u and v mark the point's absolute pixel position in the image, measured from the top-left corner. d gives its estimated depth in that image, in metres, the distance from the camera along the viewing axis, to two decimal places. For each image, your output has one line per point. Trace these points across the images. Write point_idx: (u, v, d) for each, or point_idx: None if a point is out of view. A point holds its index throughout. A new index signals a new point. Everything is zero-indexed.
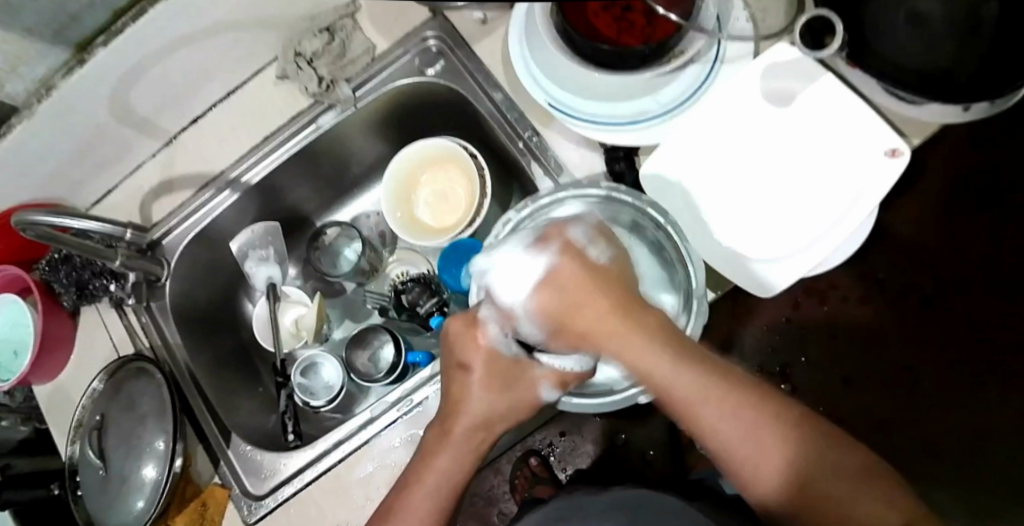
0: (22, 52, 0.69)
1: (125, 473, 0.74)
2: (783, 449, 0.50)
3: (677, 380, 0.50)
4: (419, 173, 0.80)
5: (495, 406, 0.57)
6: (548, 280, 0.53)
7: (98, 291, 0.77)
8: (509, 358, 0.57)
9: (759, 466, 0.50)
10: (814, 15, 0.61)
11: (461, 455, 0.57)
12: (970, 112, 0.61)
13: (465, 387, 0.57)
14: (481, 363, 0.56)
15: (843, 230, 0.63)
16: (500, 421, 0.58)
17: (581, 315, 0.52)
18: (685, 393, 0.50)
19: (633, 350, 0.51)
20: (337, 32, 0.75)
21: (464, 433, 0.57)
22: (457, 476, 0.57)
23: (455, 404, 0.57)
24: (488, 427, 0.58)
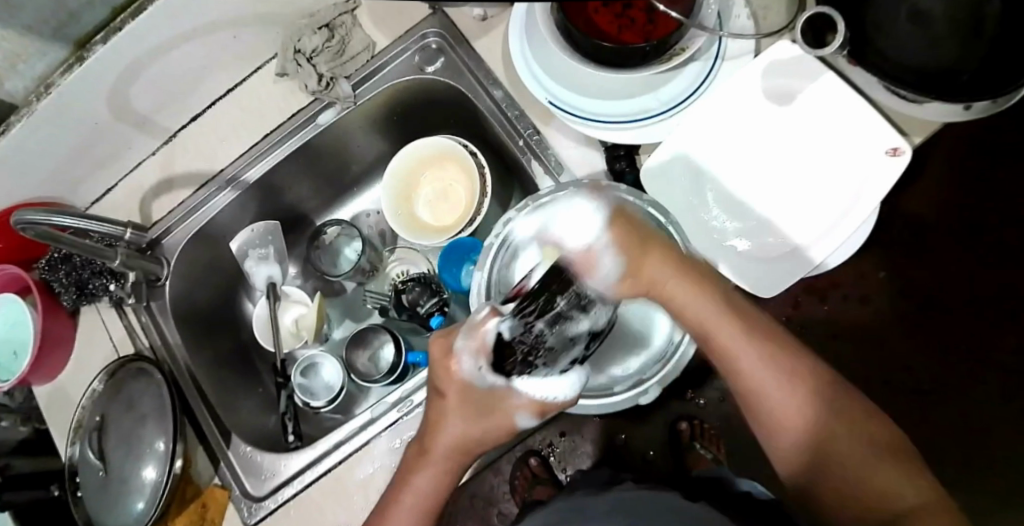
0: (20, 49, 0.68)
1: (125, 475, 0.74)
2: (812, 413, 0.52)
3: (718, 333, 0.53)
4: (419, 171, 0.79)
5: (471, 431, 0.57)
6: (603, 244, 0.54)
7: (98, 290, 0.77)
8: (482, 389, 0.56)
9: (790, 424, 0.53)
10: (815, 12, 0.60)
11: (439, 480, 0.59)
12: (971, 111, 0.61)
13: (444, 413, 0.58)
14: (456, 391, 0.56)
15: (841, 232, 0.63)
16: (476, 446, 0.58)
17: (651, 255, 0.54)
18: (730, 349, 0.53)
19: (693, 308, 0.54)
20: (337, 28, 0.74)
21: (441, 458, 0.58)
22: (433, 499, 0.59)
23: (435, 423, 0.58)
24: (465, 454, 0.58)
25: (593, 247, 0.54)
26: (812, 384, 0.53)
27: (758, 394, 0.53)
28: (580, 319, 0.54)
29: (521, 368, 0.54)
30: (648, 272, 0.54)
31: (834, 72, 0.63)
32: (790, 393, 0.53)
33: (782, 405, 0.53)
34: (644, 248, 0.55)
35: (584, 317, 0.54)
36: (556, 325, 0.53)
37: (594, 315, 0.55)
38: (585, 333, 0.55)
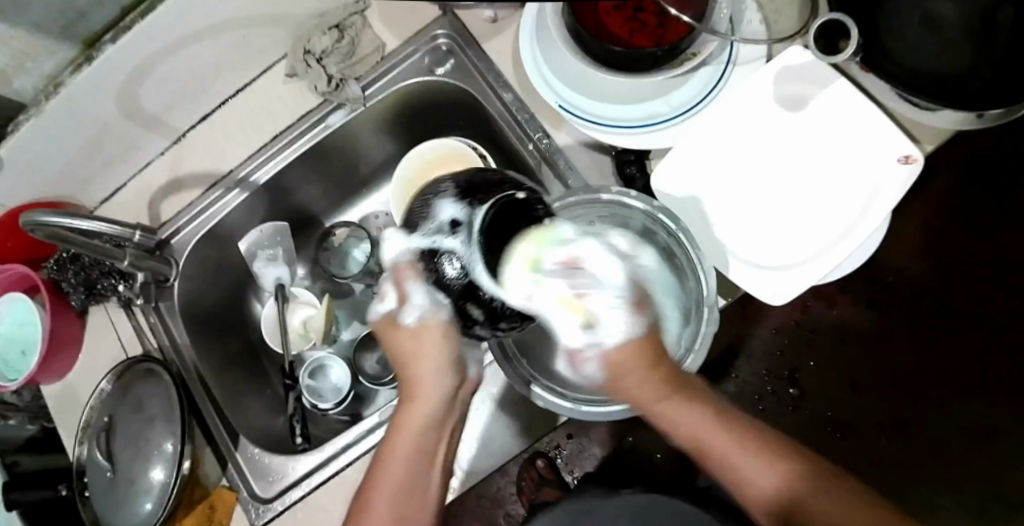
0: (29, 49, 0.68)
1: (133, 477, 0.74)
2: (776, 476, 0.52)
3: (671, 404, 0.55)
4: (427, 174, 0.78)
5: (413, 359, 0.57)
6: (595, 348, 0.53)
7: (107, 290, 0.77)
8: (407, 331, 0.56)
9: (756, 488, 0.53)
10: (828, 18, 0.60)
11: (417, 421, 0.58)
12: (983, 118, 0.61)
13: (404, 364, 0.58)
14: (401, 340, 0.58)
15: (853, 240, 0.63)
16: (439, 384, 0.58)
17: (631, 376, 0.53)
18: (691, 419, 0.54)
19: (662, 401, 0.55)
20: (347, 29, 0.74)
21: (411, 401, 0.58)
22: (414, 441, 0.57)
23: (401, 369, 0.59)
24: (432, 394, 0.58)
25: (581, 351, 0.53)
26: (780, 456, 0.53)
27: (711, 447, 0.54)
28: (439, 204, 0.52)
29: (441, 289, 0.52)
30: (629, 386, 0.54)
31: (846, 78, 0.63)
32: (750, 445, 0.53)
33: (742, 458, 0.53)
34: (638, 371, 0.53)
35: (443, 200, 0.52)
36: (422, 219, 0.53)
37: (458, 202, 0.51)
38: (452, 219, 0.50)
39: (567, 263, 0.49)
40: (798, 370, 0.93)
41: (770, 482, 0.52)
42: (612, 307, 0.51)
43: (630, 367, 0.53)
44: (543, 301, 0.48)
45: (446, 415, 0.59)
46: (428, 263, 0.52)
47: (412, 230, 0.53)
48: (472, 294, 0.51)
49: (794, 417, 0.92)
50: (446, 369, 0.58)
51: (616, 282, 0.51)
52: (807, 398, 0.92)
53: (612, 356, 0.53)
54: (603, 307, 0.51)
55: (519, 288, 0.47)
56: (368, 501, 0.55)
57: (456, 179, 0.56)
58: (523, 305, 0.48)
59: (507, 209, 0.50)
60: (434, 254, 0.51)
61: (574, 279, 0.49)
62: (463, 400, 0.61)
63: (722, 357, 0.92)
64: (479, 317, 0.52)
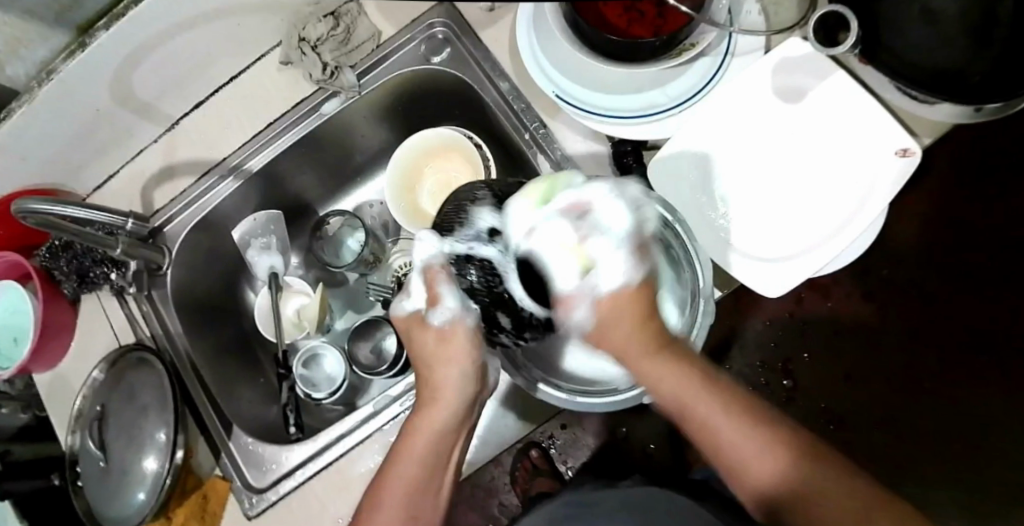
0: (20, 34, 0.67)
1: (126, 467, 0.74)
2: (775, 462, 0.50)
3: (665, 379, 0.53)
4: (423, 163, 0.79)
5: (436, 362, 0.58)
6: (589, 291, 0.54)
7: (98, 278, 0.76)
8: (435, 330, 0.57)
9: (755, 475, 0.50)
10: (827, 11, 0.60)
11: (435, 424, 0.57)
12: (981, 112, 0.61)
13: (426, 365, 0.59)
14: (429, 340, 0.58)
15: (849, 233, 0.63)
16: (461, 389, 0.58)
17: (620, 328, 0.53)
18: (684, 396, 0.52)
19: (656, 375, 0.53)
20: (342, 16, 0.73)
21: (431, 403, 0.58)
22: (429, 442, 0.57)
23: (424, 368, 0.59)
24: (454, 398, 0.58)
25: (574, 296, 0.54)
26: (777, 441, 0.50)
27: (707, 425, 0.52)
28: (477, 212, 0.58)
29: (472, 293, 0.58)
30: (620, 337, 0.54)
31: (844, 70, 0.63)
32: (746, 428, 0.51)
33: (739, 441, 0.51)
34: (629, 321, 0.53)
35: (480, 208, 0.58)
36: (456, 225, 0.58)
37: (495, 213, 0.58)
38: (491, 228, 0.58)
39: (574, 207, 0.54)
40: (790, 362, 0.92)
41: (770, 465, 0.50)
42: (612, 253, 0.54)
43: (621, 314, 0.53)
44: (545, 237, 0.54)
45: (465, 421, 0.59)
46: (461, 268, 0.58)
47: (447, 233, 0.59)
48: (503, 301, 0.58)
49: (789, 409, 0.92)
50: (471, 375, 0.58)
51: (617, 230, 0.54)
52: (800, 390, 0.92)
53: (603, 301, 0.54)
54: (603, 250, 0.54)
55: (524, 220, 0.55)
56: (379, 496, 0.55)
57: (486, 188, 0.61)
58: (528, 241, 0.55)
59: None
60: (470, 258, 0.57)
61: (578, 221, 0.54)
62: (479, 407, 0.62)
63: (718, 348, 0.92)
64: (506, 325, 0.59)
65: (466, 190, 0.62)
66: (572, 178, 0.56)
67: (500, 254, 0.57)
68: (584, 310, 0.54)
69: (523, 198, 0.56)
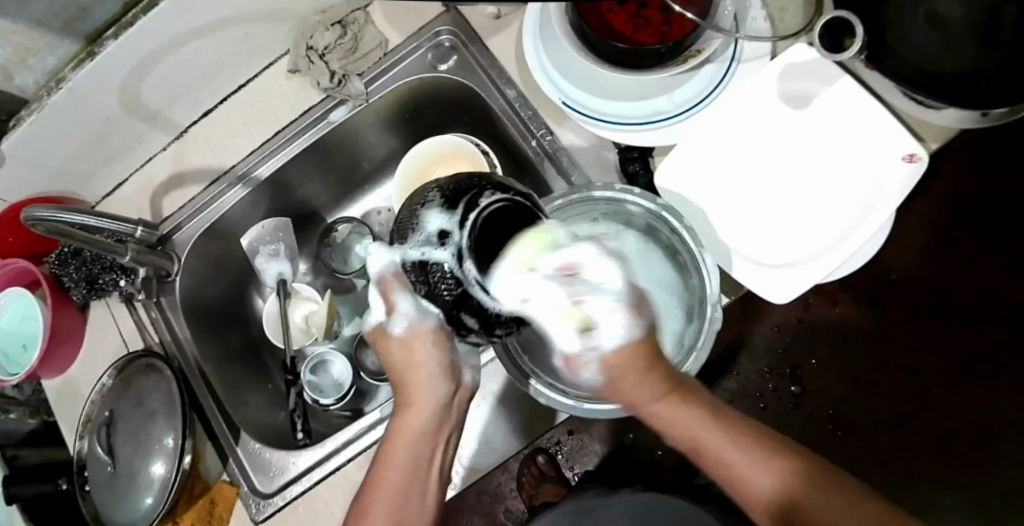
0: (32, 44, 0.68)
1: (133, 471, 0.74)
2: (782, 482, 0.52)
3: (674, 418, 0.55)
4: (431, 168, 0.78)
5: (407, 367, 0.58)
6: (591, 351, 0.53)
7: (107, 285, 0.77)
8: (399, 337, 0.57)
9: (763, 496, 0.52)
10: (832, 17, 0.60)
11: (412, 428, 0.58)
12: (988, 117, 0.61)
13: (398, 370, 0.59)
14: (394, 348, 0.58)
15: (856, 239, 0.63)
16: (432, 392, 0.58)
17: (624, 380, 0.54)
18: (693, 428, 0.54)
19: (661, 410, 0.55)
20: (348, 25, 0.74)
21: (406, 412, 0.59)
22: (411, 446, 0.57)
23: (396, 374, 0.59)
24: (427, 402, 0.58)
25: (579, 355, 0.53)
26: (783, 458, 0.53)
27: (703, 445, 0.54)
28: (425, 215, 0.49)
29: (431, 301, 0.51)
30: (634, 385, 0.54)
31: (850, 75, 0.63)
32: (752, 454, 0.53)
33: (745, 465, 0.53)
34: (631, 370, 0.53)
35: (428, 211, 0.49)
36: (407, 233, 0.50)
37: (445, 212, 0.49)
38: (440, 230, 0.48)
39: (565, 268, 0.50)
40: (799, 368, 0.93)
41: (776, 487, 0.52)
42: (609, 308, 0.52)
43: (626, 368, 0.53)
44: (542, 301, 0.49)
45: (445, 423, 0.60)
46: (417, 277, 0.50)
47: (400, 241, 0.51)
48: (467, 305, 0.49)
49: (796, 414, 0.92)
50: (441, 378, 0.59)
51: (612, 286, 0.52)
52: (808, 396, 0.93)
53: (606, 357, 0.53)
54: (600, 309, 0.52)
55: (512, 291, 0.48)
56: (366, 504, 0.56)
57: (440, 186, 0.52)
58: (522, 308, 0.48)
59: (496, 218, 0.48)
60: (424, 268, 0.49)
61: (571, 284, 0.50)
62: (459, 407, 0.62)
63: (727, 356, 0.93)
64: (475, 326, 0.51)
65: (424, 191, 0.53)
66: (554, 230, 0.50)
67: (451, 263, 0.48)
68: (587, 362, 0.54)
69: (501, 261, 0.47)
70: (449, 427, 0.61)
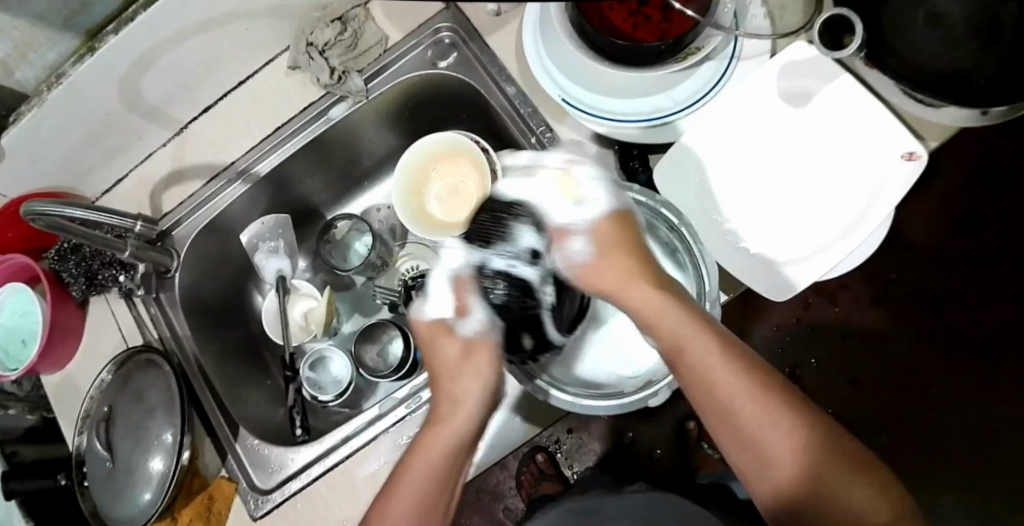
0: (32, 39, 0.68)
1: (133, 466, 0.74)
2: (787, 432, 0.50)
3: (681, 340, 0.52)
4: (430, 166, 0.78)
5: (461, 376, 0.58)
6: (580, 226, 0.57)
7: (107, 280, 0.77)
8: (462, 341, 0.58)
9: (763, 440, 0.50)
10: (833, 14, 0.60)
11: (450, 440, 0.56)
12: (988, 116, 0.61)
13: (449, 376, 0.58)
14: (448, 345, 0.59)
15: (856, 236, 0.63)
16: (478, 402, 0.57)
17: (613, 264, 0.55)
18: (698, 356, 0.51)
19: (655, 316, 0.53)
20: (349, 21, 0.74)
21: (449, 418, 0.57)
22: (443, 458, 0.55)
23: (446, 378, 0.59)
24: (472, 417, 0.57)
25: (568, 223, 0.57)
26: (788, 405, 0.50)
27: (710, 389, 0.51)
28: (516, 229, 0.57)
29: (501, 310, 0.57)
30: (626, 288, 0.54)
31: (850, 74, 0.63)
32: (759, 396, 0.50)
33: (749, 407, 0.50)
34: (616, 250, 0.55)
35: (520, 225, 0.57)
36: (494, 239, 0.57)
37: (537, 232, 0.57)
38: (532, 247, 0.57)
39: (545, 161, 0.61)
40: (798, 367, 0.92)
41: (779, 434, 0.50)
42: (589, 179, 0.59)
43: (611, 237, 0.56)
44: (529, 183, 0.59)
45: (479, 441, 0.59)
46: (486, 281, 0.57)
47: (480, 244, 0.57)
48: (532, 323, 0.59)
49: None
50: (490, 395, 0.58)
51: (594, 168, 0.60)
52: (807, 395, 0.92)
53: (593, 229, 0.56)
54: (582, 177, 0.59)
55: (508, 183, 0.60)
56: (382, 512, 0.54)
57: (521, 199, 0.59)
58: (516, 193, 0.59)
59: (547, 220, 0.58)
60: (505, 275, 0.57)
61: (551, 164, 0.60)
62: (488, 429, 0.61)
63: None
64: (528, 345, 0.60)
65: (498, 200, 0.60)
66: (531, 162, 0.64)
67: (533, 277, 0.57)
68: (584, 242, 0.56)
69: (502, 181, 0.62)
70: (477, 443, 0.59)
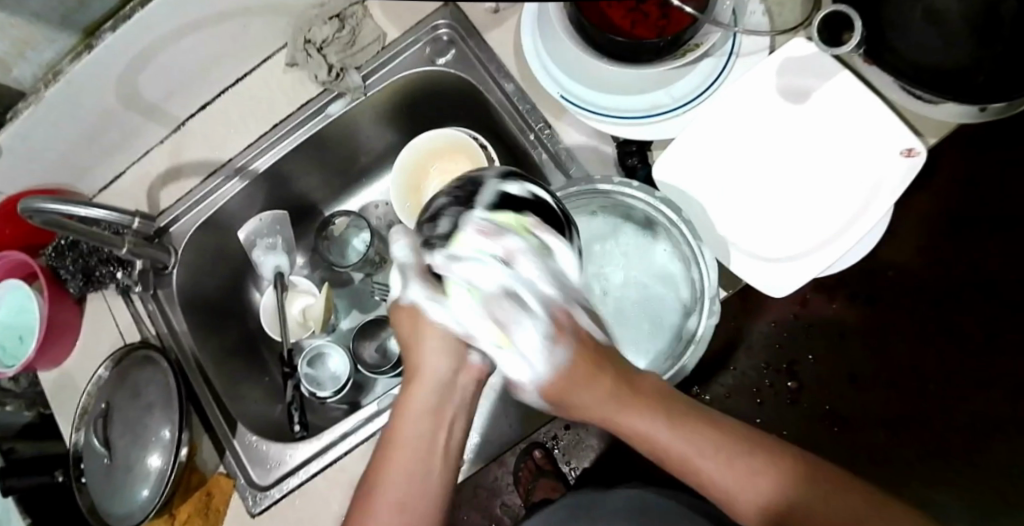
0: (29, 37, 0.68)
1: (130, 462, 0.74)
2: (773, 489, 0.52)
3: (650, 428, 0.54)
4: (429, 164, 0.78)
5: (418, 345, 0.59)
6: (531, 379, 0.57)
7: (105, 277, 0.77)
8: (416, 313, 0.59)
9: (754, 505, 0.52)
10: (831, 11, 0.60)
11: (413, 409, 0.57)
12: (985, 112, 0.61)
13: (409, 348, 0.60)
14: (403, 320, 0.61)
15: (856, 232, 0.63)
16: (437, 357, 0.58)
17: (581, 391, 0.55)
18: (672, 444, 0.53)
19: (626, 416, 0.54)
20: (347, 19, 0.74)
21: (413, 387, 0.58)
22: (412, 427, 0.56)
23: (411, 351, 0.60)
24: (430, 379, 0.58)
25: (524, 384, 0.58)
26: (770, 461, 0.52)
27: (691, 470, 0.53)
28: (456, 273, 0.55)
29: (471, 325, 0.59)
30: (579, 403, 0.56)
31: (848, 70, 0.63)
32: (738, 464, 0.52)
33: (731, 476, 0.52)
34: (581, 385, 0.55)
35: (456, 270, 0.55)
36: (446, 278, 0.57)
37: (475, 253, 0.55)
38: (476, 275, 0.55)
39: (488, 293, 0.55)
40: (795, 363, 0.93)
41: (767, 495, 0.51)
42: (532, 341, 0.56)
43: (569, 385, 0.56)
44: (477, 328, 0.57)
45: (455, 402, 0.58)
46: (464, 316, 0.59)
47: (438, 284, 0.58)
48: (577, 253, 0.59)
49: (793, 410, 0.92)
50: (451, 355, 0.58)
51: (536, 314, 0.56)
52: (805, 392, 0.93)
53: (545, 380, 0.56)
54: (524, 338, 0.56)
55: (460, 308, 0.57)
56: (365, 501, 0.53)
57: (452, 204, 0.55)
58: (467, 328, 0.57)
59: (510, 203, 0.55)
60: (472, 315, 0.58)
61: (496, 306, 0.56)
62: (467, 388, 0.59)
63: (724, 351, 0.93)
64: None
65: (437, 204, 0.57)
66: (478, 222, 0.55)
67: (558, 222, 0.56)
68: (553, 358, 0.56)
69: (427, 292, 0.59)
70: (457, 405, 0.58)
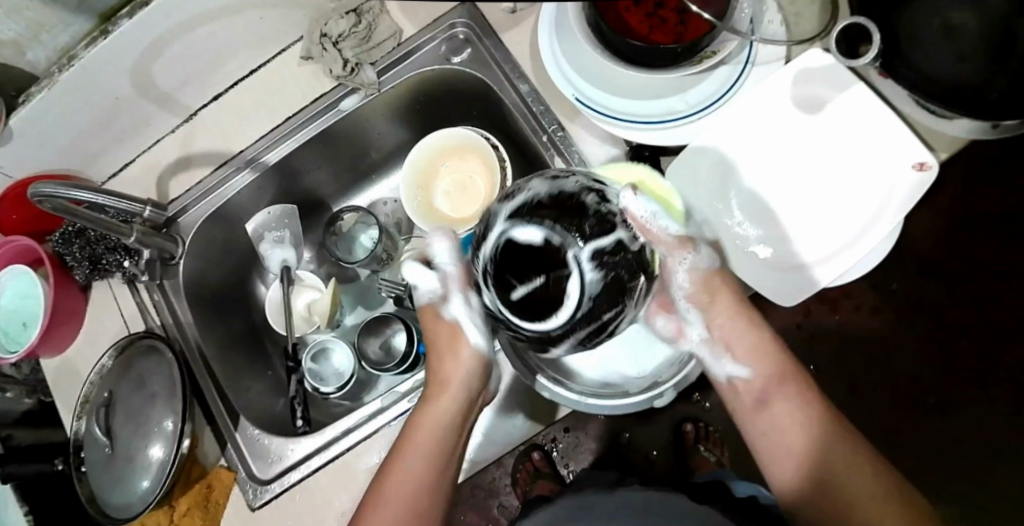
0: (45, 19, 0.68)
1: (132, 452, 0.74)
2: (815, 436, 0.58)
3: (748, 351, 0.62)
4: (440, 160, 0.78)
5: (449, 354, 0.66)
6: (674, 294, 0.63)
7: (111, 265, 0.76)
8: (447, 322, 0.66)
9: (792, 440, 0.59)
10: (850, 23, 0.60)
11: (436, 414, 0.64)
12: (997, 130, 0.62)
13: (437, 355, 0.67)
14: (436, 328, 0.67)
15: (865, 245, 0.63)
16: (462, 374, 0.65)
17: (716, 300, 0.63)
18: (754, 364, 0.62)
19: (727, 331, 0.63)
20: (364, 14, 0.74)
21: (438, 393, 0.65)
22: (435, 430, 0.64)
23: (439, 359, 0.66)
24: (456, 387, 0.65)
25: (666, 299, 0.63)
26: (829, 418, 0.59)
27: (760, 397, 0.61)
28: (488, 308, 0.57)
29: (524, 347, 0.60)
30: (711, 309, 0.63)
31: (864, 83, 0.63)
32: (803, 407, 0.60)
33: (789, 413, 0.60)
34: (719, 296, 0.63)
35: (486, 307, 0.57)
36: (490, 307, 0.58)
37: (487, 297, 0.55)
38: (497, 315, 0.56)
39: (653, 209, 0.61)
40: None
41: (805, 437, 0.59)
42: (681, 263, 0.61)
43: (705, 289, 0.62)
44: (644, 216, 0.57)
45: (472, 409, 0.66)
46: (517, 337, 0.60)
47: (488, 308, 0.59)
48: (619, 292, 0.52)
49: None
50: (473, 363, 0.65)
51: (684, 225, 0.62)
52: None
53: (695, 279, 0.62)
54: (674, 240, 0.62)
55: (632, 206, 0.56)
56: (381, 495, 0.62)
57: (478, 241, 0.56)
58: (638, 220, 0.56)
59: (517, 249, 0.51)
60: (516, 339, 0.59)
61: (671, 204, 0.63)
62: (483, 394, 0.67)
63: None
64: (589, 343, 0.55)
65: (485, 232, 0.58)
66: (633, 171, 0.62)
67: (571, 273, 0.50)
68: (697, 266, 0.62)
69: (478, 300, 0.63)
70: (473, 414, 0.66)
